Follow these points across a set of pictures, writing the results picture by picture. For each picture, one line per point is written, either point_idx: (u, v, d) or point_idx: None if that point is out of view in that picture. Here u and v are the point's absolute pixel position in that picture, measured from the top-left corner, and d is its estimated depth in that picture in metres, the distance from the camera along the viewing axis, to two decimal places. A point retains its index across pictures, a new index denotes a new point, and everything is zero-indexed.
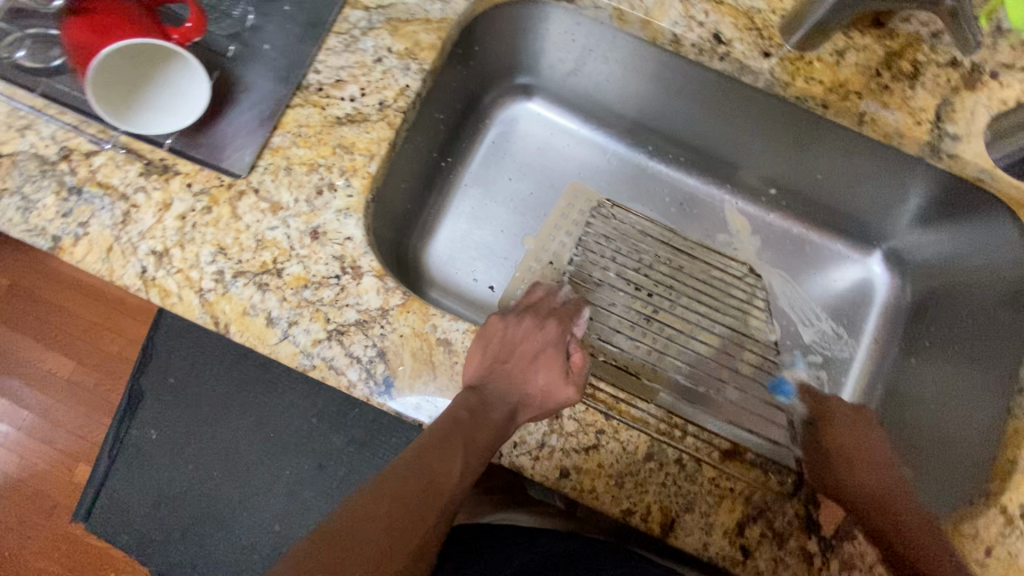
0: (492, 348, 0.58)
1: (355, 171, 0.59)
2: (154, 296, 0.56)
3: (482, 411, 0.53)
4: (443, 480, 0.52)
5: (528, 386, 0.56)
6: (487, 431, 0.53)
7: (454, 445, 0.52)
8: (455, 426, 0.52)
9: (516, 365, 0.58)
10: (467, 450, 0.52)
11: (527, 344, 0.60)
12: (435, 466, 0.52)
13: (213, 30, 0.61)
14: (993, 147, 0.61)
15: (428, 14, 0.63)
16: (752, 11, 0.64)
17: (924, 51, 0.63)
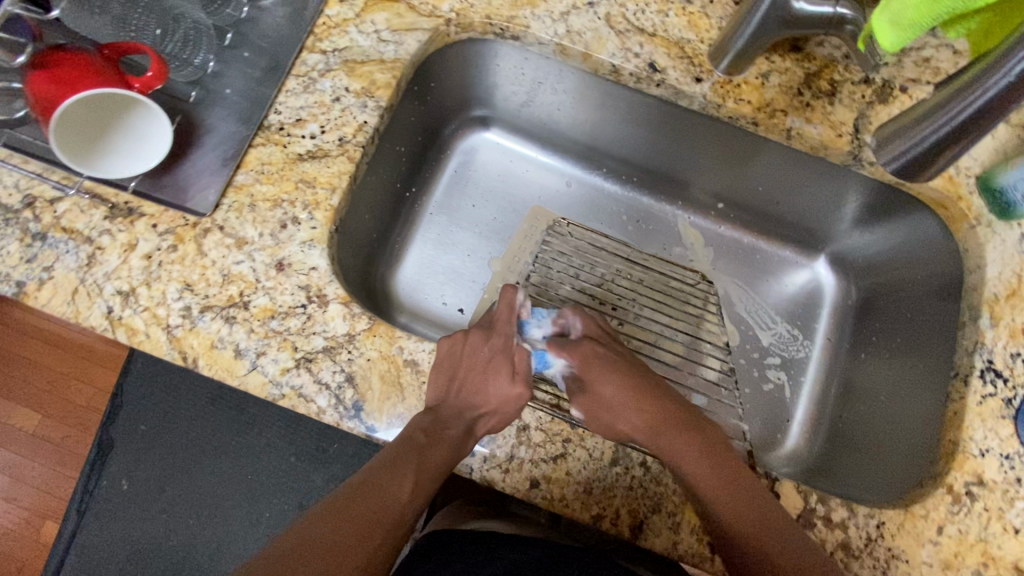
0: (444, 369, 0.58)
1: (317, 205, 0.61)
2: (121, 335, 0.57)
3: (437, 430, 0.55)
4: (396, 499, 0.52)
5: (482, 399, 0.58)
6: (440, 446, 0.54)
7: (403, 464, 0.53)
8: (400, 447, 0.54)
9: (469, 379, 0.59)
10: (419, 471, 0.53)
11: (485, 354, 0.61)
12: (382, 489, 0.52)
13: (175, 77, 0.64)
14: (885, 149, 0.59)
15: (382, 55, 0.67)
16: (682, 41, 0.69)
17: (839, 71, 0.69)
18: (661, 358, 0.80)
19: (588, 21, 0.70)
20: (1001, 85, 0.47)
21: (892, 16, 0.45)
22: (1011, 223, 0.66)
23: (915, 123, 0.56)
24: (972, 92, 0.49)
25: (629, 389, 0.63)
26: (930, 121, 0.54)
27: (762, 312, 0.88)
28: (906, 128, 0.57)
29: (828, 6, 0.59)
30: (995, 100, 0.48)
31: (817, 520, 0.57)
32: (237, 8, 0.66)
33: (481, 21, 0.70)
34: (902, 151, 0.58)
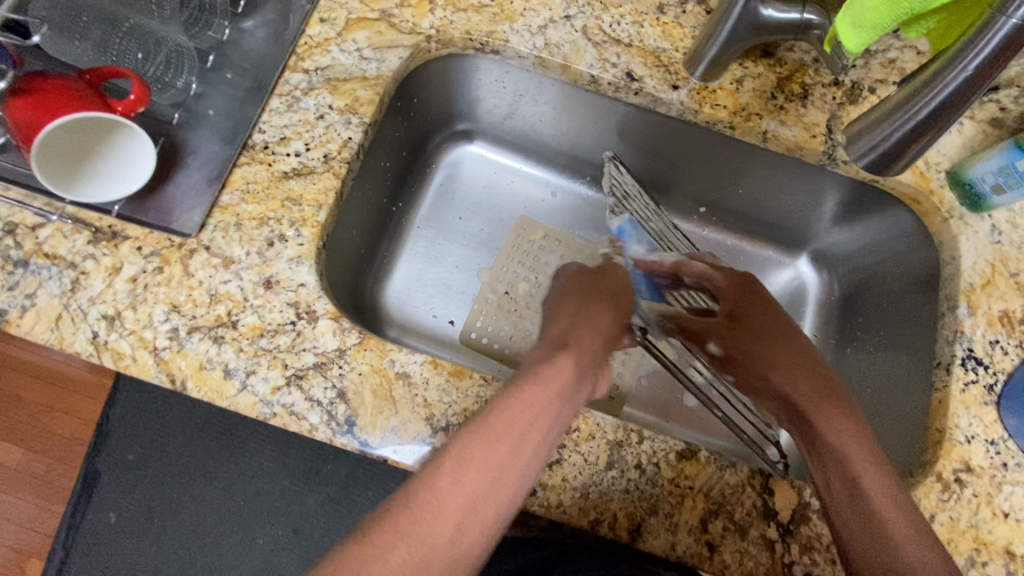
0: (556, 299, 0.63)
1: (304, 221, 0.61)
2: (107, 360, 0.56)
3: (535, 359, 0.52)
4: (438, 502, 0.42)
5: (577, 330, 0.57)
6: (513, 437, 0.45)
7: (459, 467, 0.44)
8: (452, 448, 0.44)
9: (569, 308, 0.60)
10: (470, 453, 0.44)
11: (567, 304, 0.61)
12: (427, 513, 0.42)
13: (157, 100, 0.64)
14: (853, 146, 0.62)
15: (364, 72, 0.68)
16: (658, 50, 0.71)
17: (810, 75, 0.71)
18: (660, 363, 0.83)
19: (566, 33, 0.72)
20: (957, 81, 0.49)
21: (854, 19, 0.46)
22: (981, 214, 0.68)
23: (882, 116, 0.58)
24: (937, 84, 0.51)
25: (801, 359, 0.62)
26: (898, 115, 0.56)
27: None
28: (874, 122, 0.59)
29: (795, 12, 0.61)
30: (957, 93, 0.50)
31: (812, 514, 0.58)
32: (219, 30, 0.67)
33: (461, 36, 0.71)
34: (872, 146, 0.60)
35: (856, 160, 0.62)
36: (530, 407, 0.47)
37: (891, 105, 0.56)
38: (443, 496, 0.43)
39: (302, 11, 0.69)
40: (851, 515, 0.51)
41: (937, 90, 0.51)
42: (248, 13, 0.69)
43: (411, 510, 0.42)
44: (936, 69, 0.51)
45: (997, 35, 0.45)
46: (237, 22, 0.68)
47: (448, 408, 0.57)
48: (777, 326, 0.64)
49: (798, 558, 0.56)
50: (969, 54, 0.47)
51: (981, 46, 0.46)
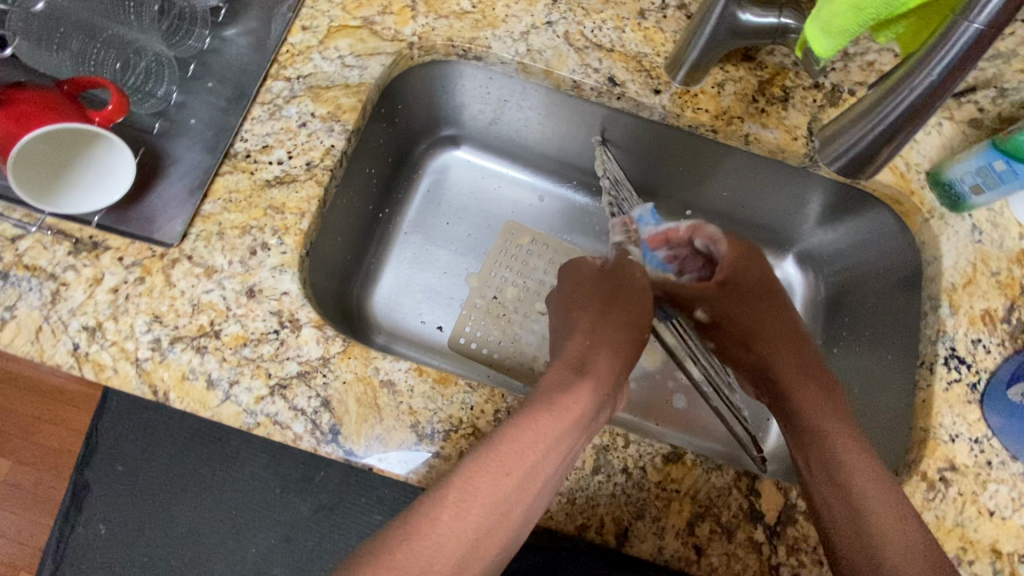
0: (574, 305, 0.71)
1: (287, 229, 0.61)
2: (88, 372, 0.56)
3: (558, 382, 0.59)
4: (445, 534, 0.48)
5: (593, 357, 0.63)
6: (520, 470, 0.51)
7: (463, 501, 0.49)
8: (458, 483, 0.50)
9: (587, 323, 0.68)
10: (477, 487, 0.50)
11: (582, 321, 0.68)
12: (430, 548, 0.47)
13: (137, 110, 0.64)
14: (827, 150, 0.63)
15: (346, 80, 0.68)
16: (639, 55, 0.72)
17: (790, 78, 0.72)
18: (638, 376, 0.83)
19: (548, 39, 0.72)
20: (924, 85, 0.50)
21: (821, 25, 0.47)
22: (962, 214, 0.69)
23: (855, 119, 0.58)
24: (905, 89, 0.51)
25: (788, 346, 0.71)
26: (870, 117, 0.56)
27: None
28: (847, 126, 0.60)
29: (772, 16, 0.61)
30: (924, 97, 0.51)
31: (798, 516, 0.58)
32: (200, 39, 0.67)
33: (443, 43, 0.71)
34: (845, 149, 0.61)
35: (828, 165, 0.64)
36: (541, 441, 0.53)
37: (863, 109, 0.57)
38: (445, 530, 0.48)
39: (284, 19, 0.69)
40: (819, 472, 0.59)
41: (903, 95, 0.51)
42: (229, 21, 0.69)
43: (414, 545, 0.47)
44: (902, 73, 0.51)
45: (956, 43, 0.45)
46: (219, 30, 0.68)
47: (434, 415, 0.57)
48: (769, 297, 0.74)
49: (785, 560, 0.56)
50: (932, 59, 0.47)
51: (943, 53, 0.46)
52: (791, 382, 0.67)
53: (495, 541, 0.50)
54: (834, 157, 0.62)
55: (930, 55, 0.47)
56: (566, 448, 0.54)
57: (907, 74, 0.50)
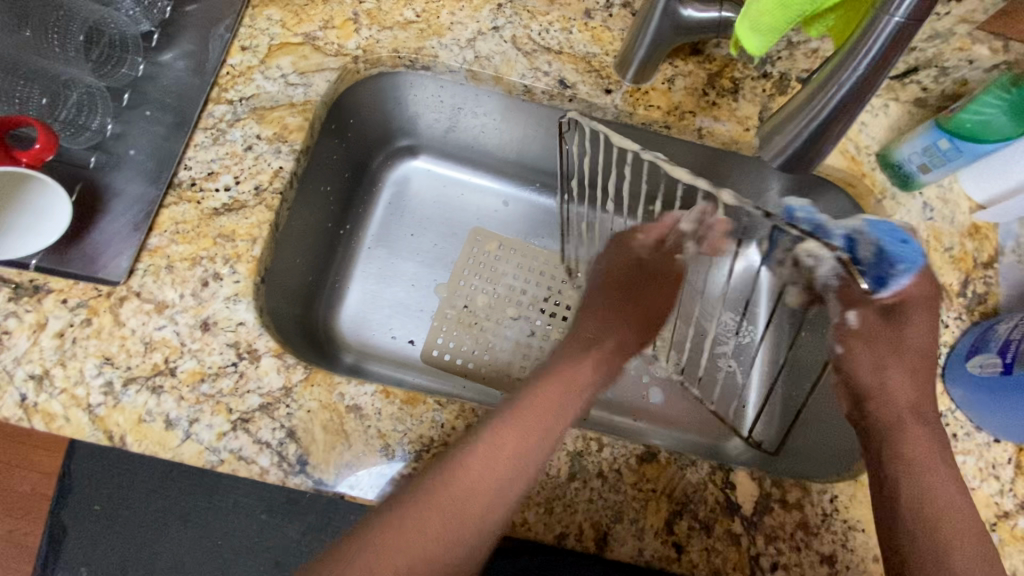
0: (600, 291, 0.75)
1: (239, 257, 0.59)
2: (38, 422, 0.54)
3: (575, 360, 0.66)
4: (468, 477, 0.53)
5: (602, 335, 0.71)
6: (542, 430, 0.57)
7: (490, 449, 0.54)
8: (484, 437, 0.55)
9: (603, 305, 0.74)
10: (497, 438, 0.55)
11: (601, 304, 0.74)
12: (459, 490, 0.52)
13: (71, 145, 0.61)
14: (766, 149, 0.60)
15: (291, 99, 0.66)
16: (588, 55, 0.71)
17: (738, 69, 0.72)
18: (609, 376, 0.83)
19: (495, 45, 0.71)
20: (850, 82, 0.49)
21: (751, 23, 0.48)
22: (912, 193, 0.70)
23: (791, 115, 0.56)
24: (833, 85, 0.50)
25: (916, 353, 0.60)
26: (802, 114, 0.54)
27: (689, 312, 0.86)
28: (784, 122, 0.57)
29: (713, 11, 0.61)
30: (851, 94, 0.50)
31: (774, 504, 0.58)
32: (133, 67, 0.65)
33: (389, 55, 0.70)
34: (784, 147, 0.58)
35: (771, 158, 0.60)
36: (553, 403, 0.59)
37: (797, 107, 0.55)
38: (475, 478, 0.53)
39: (221, 40, 0.67)
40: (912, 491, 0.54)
41: (831, 92, 0.50)
42: (164, 45, 0.67)
43: (446, 487, 0.52)
44: (829, 71, 0.50)
45: (877, 38, 0.45)
46: (155, 56, 0.66)
47: (403, 437, 0.56)
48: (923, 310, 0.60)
49: (764, 548, 0.57)
50: (856, 56, 0.47)
51: (864, 49, 0.46)
52: (912, 422, 0.57)
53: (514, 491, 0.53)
54: (773, 155, 0.59)
55: (855, 51, 0.47)
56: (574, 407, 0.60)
57: (833, 73, 0.50)
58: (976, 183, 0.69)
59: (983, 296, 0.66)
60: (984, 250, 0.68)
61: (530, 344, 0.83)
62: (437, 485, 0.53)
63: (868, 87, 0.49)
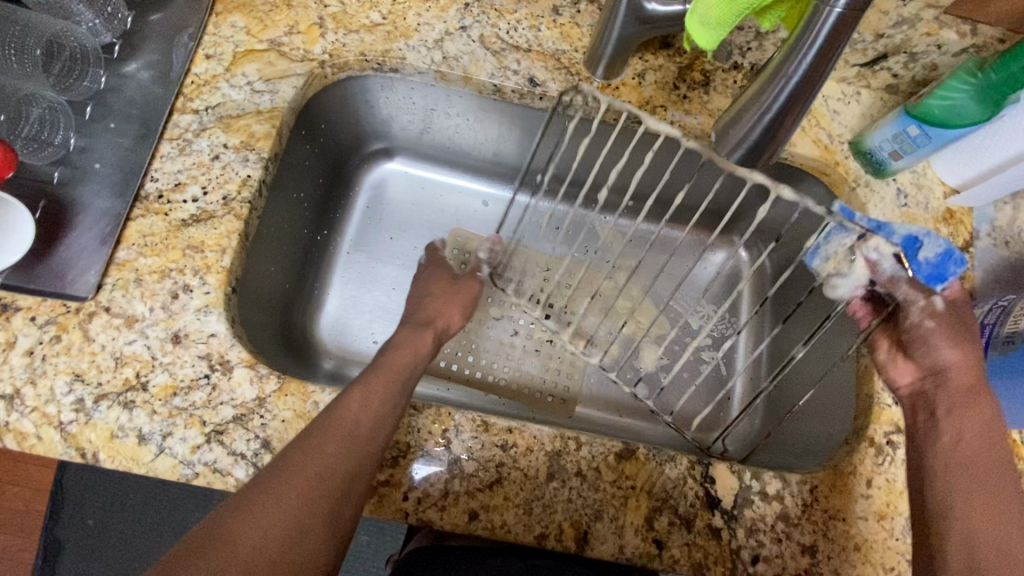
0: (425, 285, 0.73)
1: (208, 268, 0.59)
2: (10, 442, 0.53)
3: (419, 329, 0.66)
4: (346, 412, 0.52)
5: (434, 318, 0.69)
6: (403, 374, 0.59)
7: (364, 394, 0.54)
8: (356, 386, 0.55)
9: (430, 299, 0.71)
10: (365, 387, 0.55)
11: (428, 296, 0.72)
12: (337, 430, 0.51)
13: (34, 160, 0.61)
14: (722, 142, 0.55)
15: (258, 106, 0.65)
16: (557, 53, 0.71)
17: (709, 61, 0.72)
18: (594, 374, 0.83)
19: (463, 44, 0.71)
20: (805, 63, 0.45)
21: (700, 18, 0.49)
22: (886, 180, 0.70)
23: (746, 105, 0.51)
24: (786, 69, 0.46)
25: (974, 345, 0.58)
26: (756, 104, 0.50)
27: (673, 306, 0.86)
28: (739, 112, 0.52)
29: (678, 4, 0.59)
30: (806, 78, 0.46)
31: (754, 496, 0.59)
32: (95, 79, 0.65)
33: (356, 58, 0.69)
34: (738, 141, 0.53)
35: (726, 154, 0.55)
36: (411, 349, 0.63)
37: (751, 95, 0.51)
38: (354, 413, 0.53)
39: (185, 49, 0.67)
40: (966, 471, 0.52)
41: (781, 85, 0.47)
42: (126, 56, 0.66)
43: (321, 428, 0.51)
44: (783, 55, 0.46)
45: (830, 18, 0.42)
46: (119, 67, 0.65)
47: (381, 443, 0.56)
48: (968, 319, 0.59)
49: (744, 542, 0.57)
50: (803, 45, 0.44)
51: (812, 38, 0.43)
52: (982, 400, 0.55)
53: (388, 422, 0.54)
54: (730, 149, 0.54)
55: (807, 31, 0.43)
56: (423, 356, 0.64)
57: (780, 66, 0.47)
58: (950, 168, 0.69)
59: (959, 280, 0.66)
60: (958, 235, 0.69)
61: (513, 343, 0.83)
62: (315, 430, 0.51)
63: (817, 78, 0.46)
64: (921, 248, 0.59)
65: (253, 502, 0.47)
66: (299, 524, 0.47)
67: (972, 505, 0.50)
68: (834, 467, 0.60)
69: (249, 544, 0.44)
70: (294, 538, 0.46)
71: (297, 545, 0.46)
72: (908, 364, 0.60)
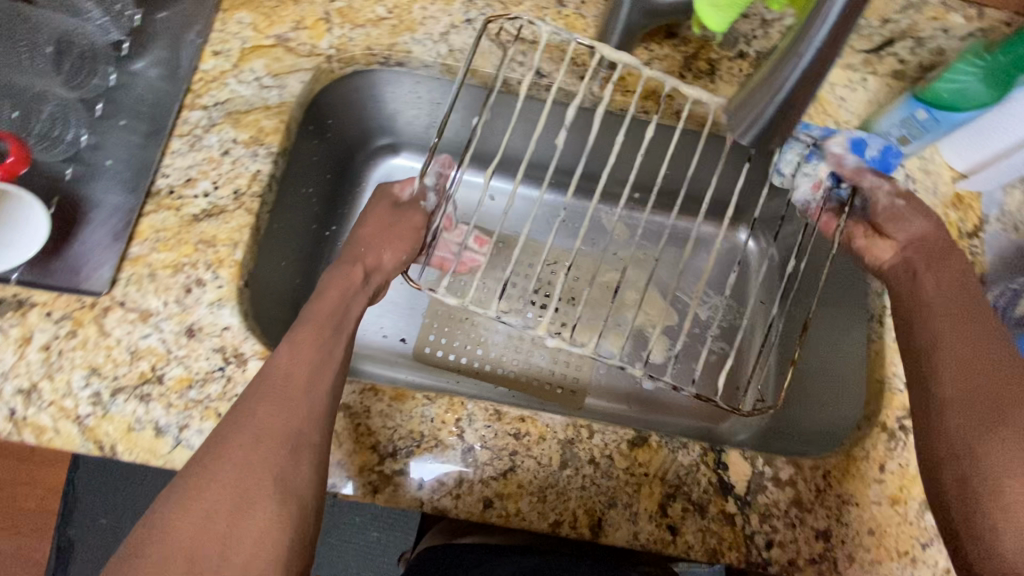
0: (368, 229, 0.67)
1: (221, 262, 0.59)
2: (28, 436, 0.54)
3: (352, 267, 0.64)
4: (275, 367, 0.51)
5: (374, 255, 0.66)
6: (335, 322, 0.57)
7: (294, 347, 0.53)
8: (285, 342, 0.54)
9: (367, 241, 0.66)
10: (294, 337, 0.54)
11: (363, 236, 0.67)
12: (273, 385, 0.50)
13: (47, 157, 0.61)
14: (739, 126, 0.57)
15: (266, 102, 0.66)
16: (563, 44, 0.71)
17: (715, 50, 0.72)
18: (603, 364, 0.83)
19: (469, 37, 0.71)
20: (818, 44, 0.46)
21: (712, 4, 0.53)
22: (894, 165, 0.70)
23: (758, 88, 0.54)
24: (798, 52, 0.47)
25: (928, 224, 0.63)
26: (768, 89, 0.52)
27: (681, 297, 0.85)
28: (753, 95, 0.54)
29: None
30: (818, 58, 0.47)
31: (767, 482, 0.59)
32: (105, 77, 0.65)
33: (362, 52, 0.69)
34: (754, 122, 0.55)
35: (740, 136, 0.57)
36: (346, 292, 0.61)
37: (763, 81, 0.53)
38: (285, 365, 0.52)
39: (193, 46, 0.67)
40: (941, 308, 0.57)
41: (792, 68, 0.49)
42: (135, 54, 0.67)
43: (257, 392, 0.50)
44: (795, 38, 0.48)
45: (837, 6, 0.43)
46: (127, 65, 0.66)
47: (394, 434, 0.57)
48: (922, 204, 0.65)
49: (758, 527, 0.57)
50: (811, 31, 0.46)
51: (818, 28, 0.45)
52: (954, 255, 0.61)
53: (325, 375, 0.52)
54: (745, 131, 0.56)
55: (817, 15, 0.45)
56: (359, 301, 0.62)
57: (790, 51, 0.48)
58: (957, 152, 0.69)
59: None
60: (968, 219, 0.68)
61: (522, 336, 0.83)
62: (254, 391, 0.50)
63: (828, 61, 0.48)
64: (868, 148, 0.67)
65: (195, 479, 0.45)
66: (245, 493, 0.45)
67: (954, 335, 0.54)
68: (848, 452, 0.60)
69: (190, 519, 0.43)
70: (241, 506, 0.44)
71: (242, 518, 0.44)
72: (886, 241, 0.64)
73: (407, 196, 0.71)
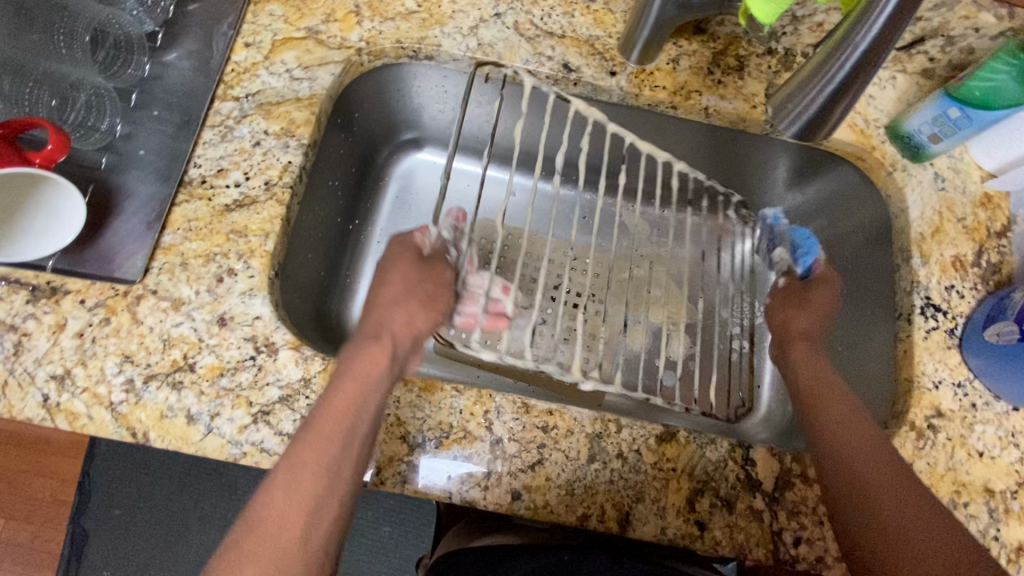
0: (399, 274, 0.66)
1: (252, 252, 0.60)
2: (61, 422, 0.54)
3: (371, 345, 0.59)
4: (270, 504, 0.50)
5: (394, 328, 0.62)
6: (345, 434, 0.52)
7: (292, 478, 0.50)
8: (285, 465, 0.50)
9: (383, 310, 0.64)
10: (291, 466, 0.50)
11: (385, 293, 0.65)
12: (269, 540, 0.49)
13: (82, 146, 0.62)
14: (780, 119, 0.65)
15: (297, 94, 0.66)
16: (591, 39, 0.72)
17: (743, 46, 0.72)
18: None
19: (498, 31, 0.71)
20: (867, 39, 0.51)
21: None
22: (923, 164, 0.70)
23: (798, 90, 0.62)
24: (849, 46, 0.52)
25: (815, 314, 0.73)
26: (816, 82, 0.58)
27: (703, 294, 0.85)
28: (797, 91, 0.62)
29: None
30: (868, 52, 0.52)
31: (795, 479, 0.59)
32: (139, 66, 0.66)
33: (392, 45, 0.70)
34: (799, 115, 0.63)
35: (784, 128, 0.65)
36: (362, 381, 0.55)
37: (805, 79, 0.60)
38: (283, 507, 0.49)
39: (225, 37, 0.68)
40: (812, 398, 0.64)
41: (841, 62, 0.54)
42: (167, 46, 0.67)
43: (255, 538, 0.49)
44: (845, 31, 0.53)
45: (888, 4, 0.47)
46: (160, 55, 0.67)
47: (423, 424, 0.57)
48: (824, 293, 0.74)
49: (786, 525, 0.57)
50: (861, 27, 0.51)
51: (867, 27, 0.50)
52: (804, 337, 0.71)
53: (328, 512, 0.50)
54: (789, 125, 0.64)
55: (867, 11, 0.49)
56: (379, 393, 0.55)
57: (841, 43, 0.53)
58: (987, 152, 0.69)
59: (997, 265, 0.66)
60: (997, 219, 0.68)
61: None
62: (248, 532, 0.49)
63: (875, 59, 0.53)
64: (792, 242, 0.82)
65: None
66: None
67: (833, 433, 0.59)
68: None
69: None
70: None
71: None
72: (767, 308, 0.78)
73: (428, 248, 0.71)
